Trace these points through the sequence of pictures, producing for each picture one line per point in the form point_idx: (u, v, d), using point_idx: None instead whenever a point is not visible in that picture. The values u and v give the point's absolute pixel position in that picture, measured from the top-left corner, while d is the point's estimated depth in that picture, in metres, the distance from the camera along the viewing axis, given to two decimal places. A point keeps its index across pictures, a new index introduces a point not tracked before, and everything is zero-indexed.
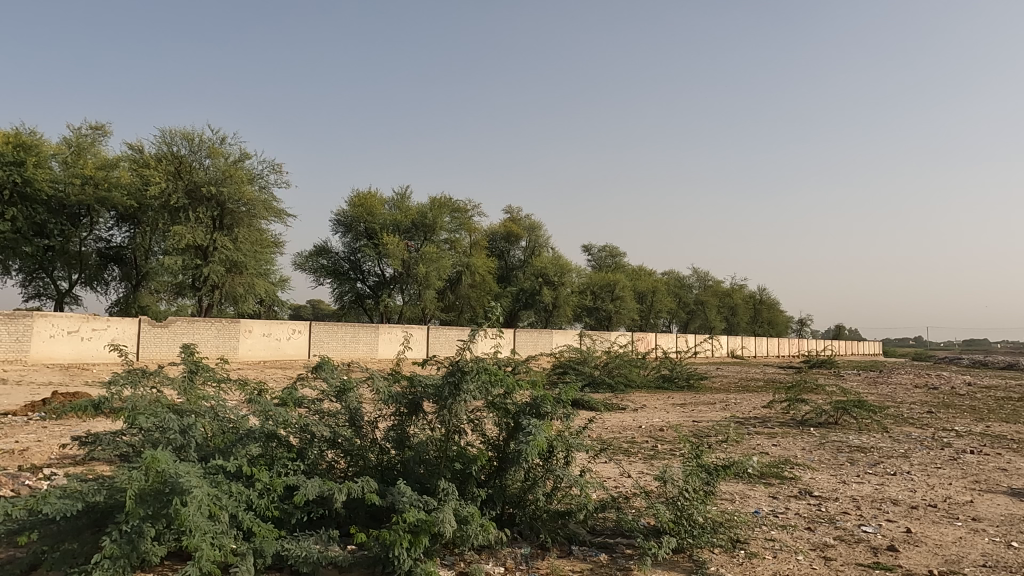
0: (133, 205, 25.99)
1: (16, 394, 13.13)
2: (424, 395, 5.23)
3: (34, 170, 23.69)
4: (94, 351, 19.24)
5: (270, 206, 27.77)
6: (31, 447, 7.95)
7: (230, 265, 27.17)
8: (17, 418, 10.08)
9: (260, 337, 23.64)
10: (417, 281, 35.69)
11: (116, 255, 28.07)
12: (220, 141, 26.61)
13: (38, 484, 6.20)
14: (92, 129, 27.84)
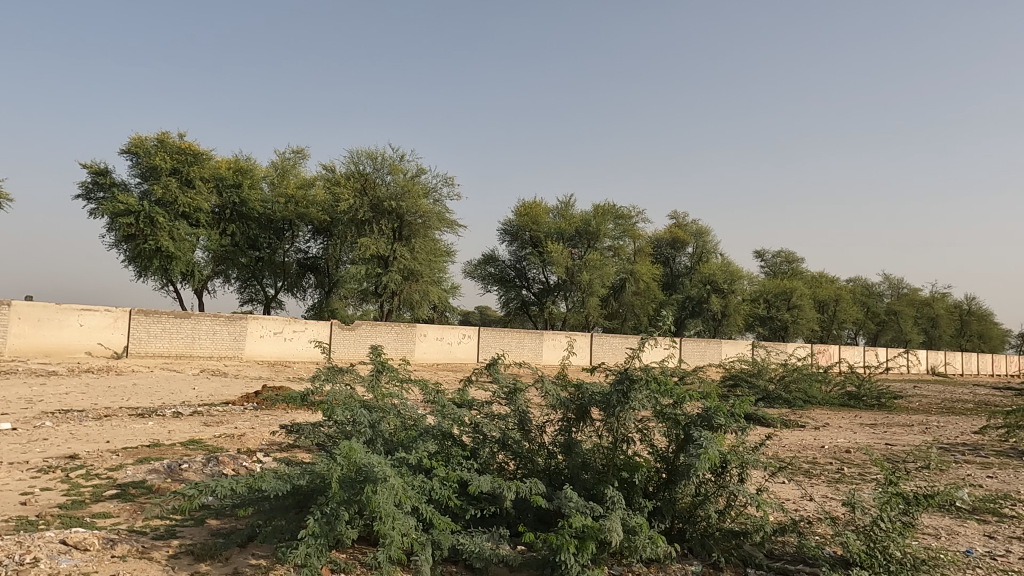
0: (326, 219, 28.79)
1: (235, 387, 15.08)
2: (592, 402, 5.24)
3: (248, 192, 27.63)
4: (295, 350, 21.58)
5: (443, 217, 29.47)
6: (247, 433, 9.11)
7: (408, 273, 29.12)
8: (236, 406, 11.59)
9: (434, 341, 25.11)
10: (580, 288, 35.83)
11: (312, 265, 31.24)
12: (400, 159, 28.73)
13: (253, 466, 7.09)
14: (294, 152, 31.45)
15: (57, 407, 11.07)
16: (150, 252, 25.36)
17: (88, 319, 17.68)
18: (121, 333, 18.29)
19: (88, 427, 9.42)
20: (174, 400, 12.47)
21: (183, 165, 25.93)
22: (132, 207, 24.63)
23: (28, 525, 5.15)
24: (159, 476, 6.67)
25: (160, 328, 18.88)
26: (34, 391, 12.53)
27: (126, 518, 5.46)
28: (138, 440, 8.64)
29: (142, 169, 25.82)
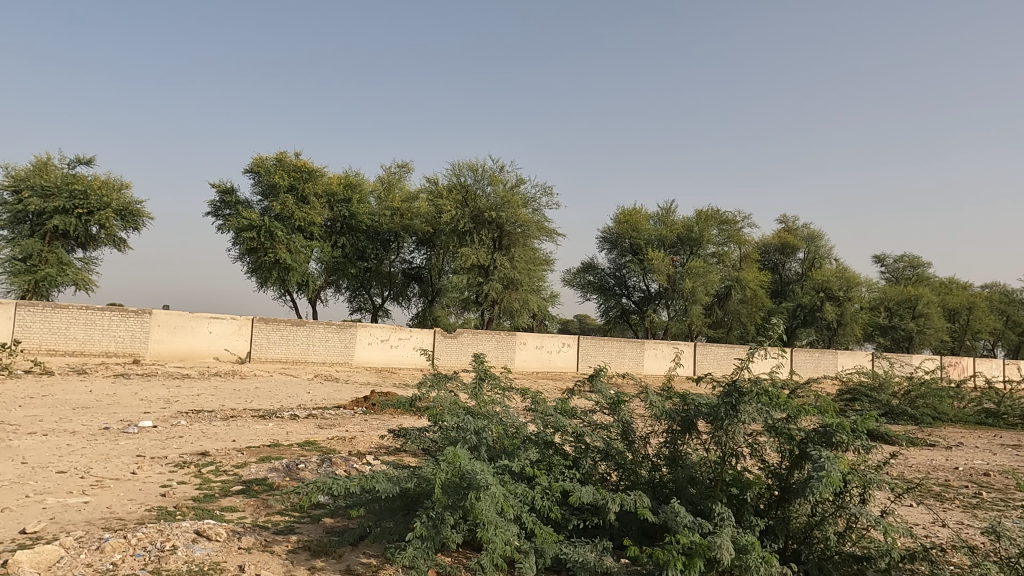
0: (429, 231, 29.63)
1: (345, 392, 15.81)
2: (699, 414, 5.08)
3: (356, 206, 29.06)
4: (401, 357, 22.36)
5: (543, 226, 29.63)
6: (358, 436, 9.52)
7: (508, 282, 29.43)
8: (347, 410, 12.15)
9: (534, 349, 25.23)
10: (683, 296, 34.88)
11: (416, 275, 32.20)
12: (500, 169, 29.18)
13: (363, 467, 7.40)
14: (400, 167, 32.71)
15: (191, 407, 12.07)
16: (269, 264, 27.20)
17: (216, 326, 19.21)
18: (245, 340, 19.68)
19: (217, 426, 10.21)
20: (291, 403, 13.26)
21: (299, 182, 27.66)
22: (254, 222, 26.53)
23: (167, 515, 5.64)
24: (279, 475, 7.11)
25: (279, 335, 20.13)
26: (172, 392, 13.73)
27: (251, 512, 5.85)
28: (260, 439, 9.24)
29: (263, 187, 27.79)
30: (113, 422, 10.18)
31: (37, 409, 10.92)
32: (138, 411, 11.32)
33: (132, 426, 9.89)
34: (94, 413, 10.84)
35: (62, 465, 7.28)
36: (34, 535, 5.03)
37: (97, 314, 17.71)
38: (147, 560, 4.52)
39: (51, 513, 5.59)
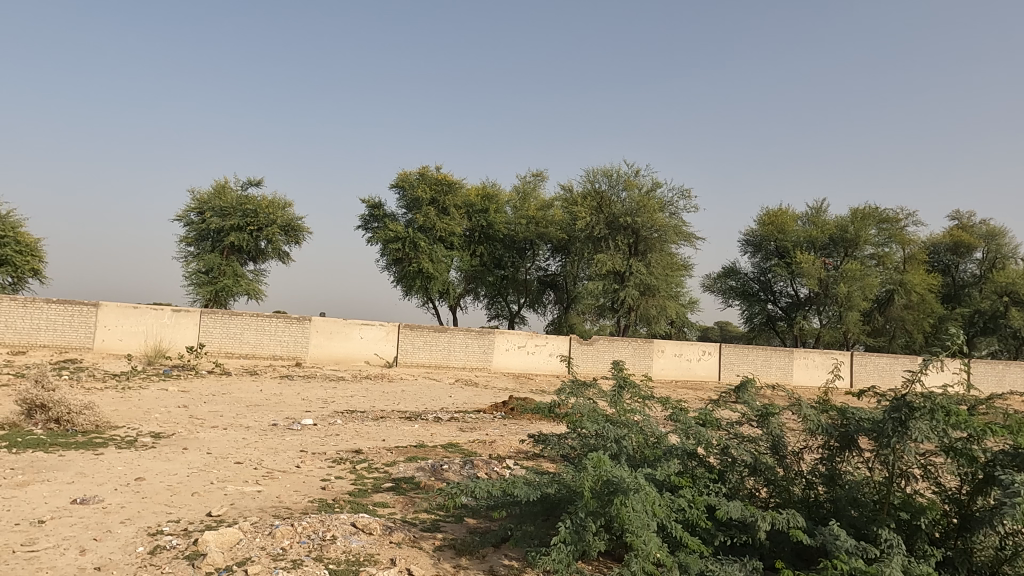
0: (564, 238, 29.73)
1: (485, 396, 16.27)
2: (860, 429, 4.69)
3: (493, 216, 29.91)
4: (537, 363, 22.62)
5: (680, 230, 28.76)
6: (498, 440, 9.75)
7: (645, 288, 28.82)
8: (487, 414, 12.50)
9: (672, 357, 24.53)
10: (836, 301, 32.36)
11: (551, 282, 32.30)
12: (635, 174, 28.73)
13: (503, 471, 7.57)
14: (534, 175, 33.20)
15: (346, 407, 12.98)
16: (413, 273, 28.70)
17: (367, 332, 20.52)
18: (392, 345, 20.83)
19: (368, 426, 10.88)
20: (434, 406, 13.84)
21: (440, 195, 29.01)
22: (400, 234, 28.19)
23: (327, 507, 6.09)
24: (425, 474, 7.45)
25: (422, 340, 21.09)
26: (329, 392, 14.85)
27: (400, 508, 6.17)
28: (407, 440, 9.74)
29: (407, 201, 29.45)
30: (280, 419, 11.19)
31: (218, 405, 12.26)
32: (300, 410, 12.34)
33: (296, 423, 10.81)
34: (265, 410, 12.00)
35: (239, 456, 8.11)
36: (217, 518, 5.65)
37: (265, 320, 19.59)
38: (311, 547, 4.90)
39: (231, 499, 6.25)
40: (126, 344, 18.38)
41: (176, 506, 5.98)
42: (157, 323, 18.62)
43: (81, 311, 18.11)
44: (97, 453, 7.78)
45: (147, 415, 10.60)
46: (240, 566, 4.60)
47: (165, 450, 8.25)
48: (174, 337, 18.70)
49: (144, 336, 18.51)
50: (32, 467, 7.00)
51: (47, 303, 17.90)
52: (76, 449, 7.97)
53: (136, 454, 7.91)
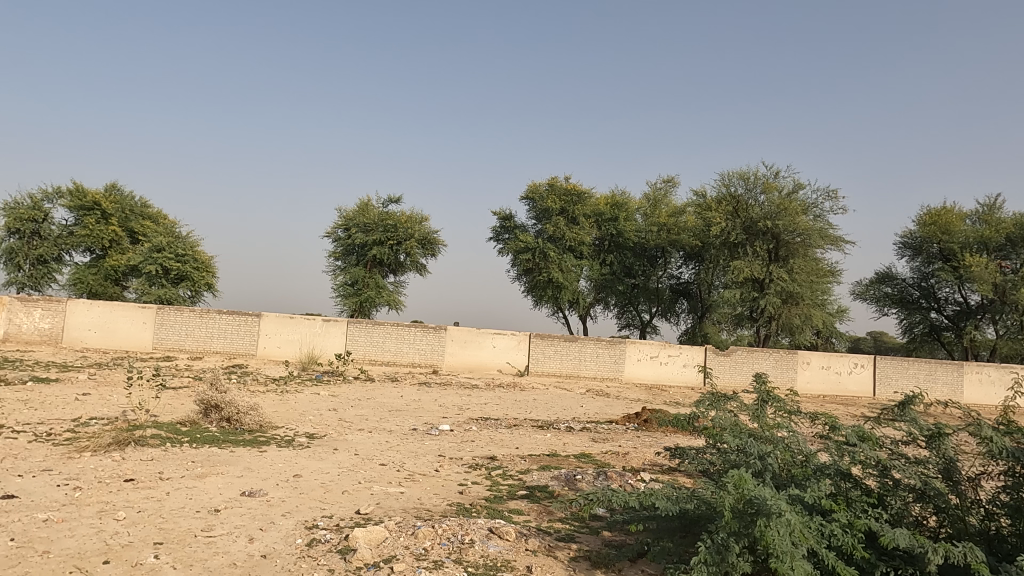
0: (698, 245, 28.70)
1: (616, 407, 16.06)
2: None
3: (623, 223, 29.59)
4: (671, 374, 21.87)
5: (827, 234, 26.80)
6: (631, 452, 9.58)
7: (787, 296, 27.14)
8: (619, 426, 12.33)
9: (819, 370, 22.88)
10: (1016, 309, 28.67)
11: (685, 290, 31.09)
12: (775, 176, 27.22)
13: (638, 484, 7.42)
14: (665, 181, 32.45)
15: (480, 414, 13.33)
16: (544, 282, 29.07)
17: (499, 341, 20.98)
18: (524, 353, 21.12)
19: (502, 433, 11.10)
20: (567, 416, 13.84)
21: (570, 205, 29.33)
22: (529, 244, 28.75)
23: (465, 511, 6.28)
24: (559, 484, 7.46)
25: (553, 350, 21.18)
26: (464, 400, 15.32)
27: (535, 516, 6.22)
28: (540, 449, 9.84)
29: (537, 212, 29.95)
30: (419, 424, 11.71)
31: (363, 409, 13.05)
32: (438, 416, 12.83)
33: (434, 429, 11.25)
34: (405, 415, 12.60)
35: (383, 458, 8.58)
36: (365, 515, 6.00)
37: (405, 329, 20.61)
38: (451, 549, 5.06)
39: (377, 499, 6.61)
40: (284, 351, 20.10)
41: (328, 502, 6.43)
42: (310, 332, 20.23)
43: (247, 321, 20.10)
44: (261, 451, 8.56)
45: (303, 417, 11.51)
46: (386, 563, 4.85)
47: (318, 450, 8.89)
48: (324, 344, 20.19)
49: (299, 344, 20.15)
50: (209, 460, 7.83)
51: (219, 314, 20.04)
52: (244, 445, 8.82)
53: (294, 452, 8.62)
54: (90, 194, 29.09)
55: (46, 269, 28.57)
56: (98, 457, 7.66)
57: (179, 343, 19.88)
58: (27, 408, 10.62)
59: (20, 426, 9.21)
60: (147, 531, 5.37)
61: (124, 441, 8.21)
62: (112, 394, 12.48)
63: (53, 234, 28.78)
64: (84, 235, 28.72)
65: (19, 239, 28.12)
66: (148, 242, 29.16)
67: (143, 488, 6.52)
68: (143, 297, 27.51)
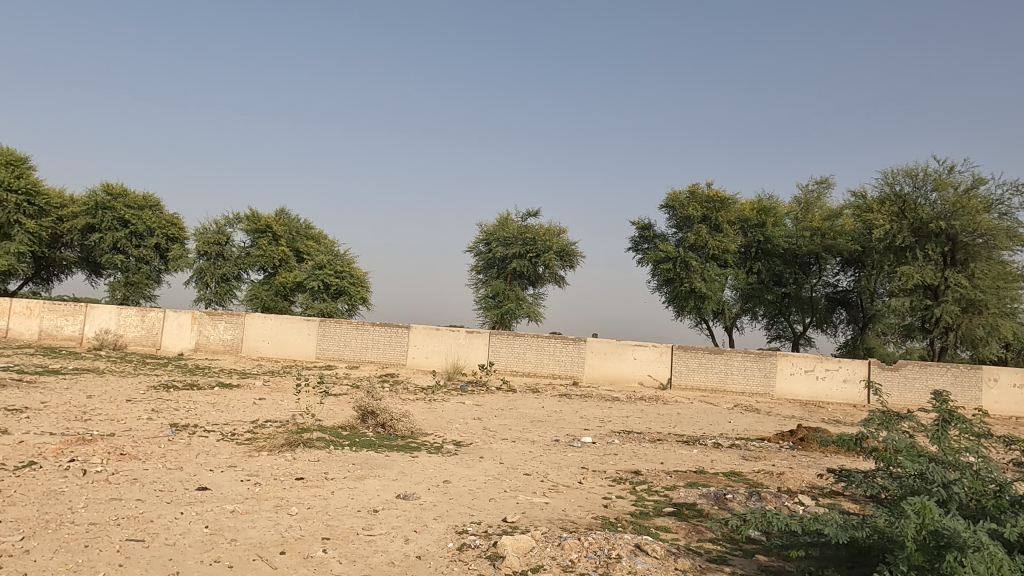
0: (858, 250, 26.50)
1: (769, 423, 15.15)
2: None
3: (772, 229, 27.91)
4: (829, 391, 19.97)
5: (1016, 233, 23.53)
6: (787, 472, 8.99)
7: (967, 303, 24.17)
8: (773, 444, 11.61)
9: (1010, 388, 20.14)
10: None
11: (843, 298, 28.77)
12: (949, 171, 24.49)
13: (795, 507, 6.94)
14: (818, 183, 30.27)
15: (622, 427, 13.13)
16: (686, 292, 28.24)
17: (640, 352, 20.57)
18: (666, 366, 20.50)
19: (646, 448, 10.85)
20: (714, 432, 13.25)
21: (713, 212, 28.24)
22: (670, 254, 28.24)
23: (611, 525, 6.20)
24: (708, 502, 7.16)
25: (697, 362, 20.34)
26: (605, 412, 15.15)
27: (684, 535, 6.02)
28: (687, 465, 9.52)
29: (678, 220, 29.25)
30: (561, 435, 11.77)
31: (507, 419, 13.34)
32: (581, 428, 12.80)
33: (576, 440, 11.25)
34: (548, 426, 12.70)
35: (528, 468, 8.70)
36: (512, 524, 6.12)
37: (545, 341, 20.84)
38: (598, 563, 5.02)
39: (522, 508, 6.72)
40: (431, 361, 21.05)
41: (476, 509, 6.63)
42: (454, 343, 21.05)
43: (397, 332, 21.30)
44: (413, 456, 9.01)
45: (450, 425, 11.98)
46: (533, 572, 4.90)
47: (466, 457, 9.21)
48: (468, 355, 20.92)
49: (445, 354, 21.02)
50: (367, 463, 8.37)
51: (373, 326, 21.43)
52: (398, 451, 9.32)
53: (443, 459, 8.98)
54: (263, 219, 32.34)
55: (227, 286, 32.10)
56: (274, 456, 8.46)
57: (338, 353, 21.49)
58: (215, 410, 11.99)
59: (210, 426, 10.40)
60: (316, 526, 5.83)
61: (295, 442, 9.00)
62: (283, 398, 13.75)
63: (233, 256, 32.27)
64: (258, 255, 31.95)
65: (207, 261, 31.86)
66: (311, 261, 31.85)
67: (311, 486, 7.11)
68: (308, 310, 30.09)
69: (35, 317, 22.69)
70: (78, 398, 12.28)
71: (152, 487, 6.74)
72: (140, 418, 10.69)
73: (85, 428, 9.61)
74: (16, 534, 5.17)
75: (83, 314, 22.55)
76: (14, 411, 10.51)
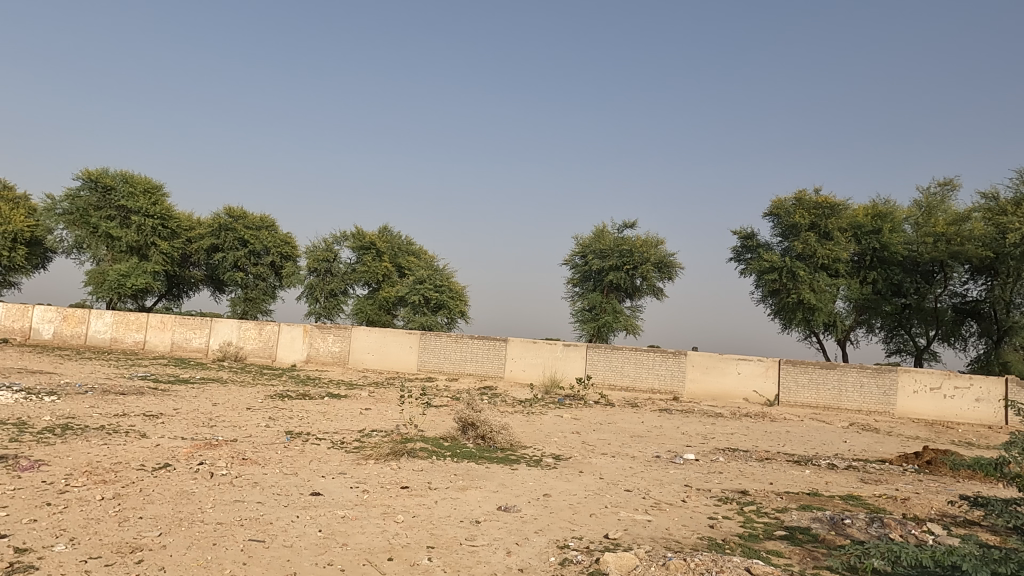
0: (991, 256, 23.71)
1: (890, 444, 14.10)
2: None
3: (889, 235, 26.07)
4: (959, 410, 18.23)
5: None
6: (913, 498, 8.31)
7: None
8: (895, 466, 10.81)
9: None
10: None
11: (973, 309, 26.19)
12: None
13: (924, 536, 6.40)
14: (941, 185, 28.09)
15: (727, 444, 12.64)
16: (793, 304, 26.89)
17: (745, 367, 19.72)
18: (773, 381, 19.51)
19: (753, 467, 10.38)
20: (828, 452, 12.48)
21: (822, 219, 26.83)
22: (775, 264, 27.03)
23: (717, 546, 5.97)
24: (824, 527, 6.74)
25: (808, 378, 19.23)
26: (709, 429, 14.65)
27: (798, 561, 5.69)
28: (799, 486, 9.01)
29: (783, 228, 27.96)
30: (662, 452, 11.47)
31: (606, 433, 13.17)
32: (683, 444, 12.44)
33: (678, 457, 10.93)
34: (649, 442, 12.43)
35: (628, 484, 8.54)
36: (614, 541, 6.01)
37: (644, 354, 20.46)
38: None
39: (624, 525, 6.59)
40: (529, 374, 21.16)
41: (577, 524, 6.57)
42: (552, 356, 21.06)
43: (495, 345, 21.60)
44: (513, 468, 9.08)
45: (549, 438, 11.98)
46: None
47: (565, 471, 9.17)
48: (566, 368, 20.87)
49: (542, 367, 21.08)
50: (468, 474, 8.51)
51: (472, 339, 21.83)
52: (498, 462, 9.42)
53: (543, 472, 8.98)
54: (368, 236, 33.87)
55: (335, 301, 33.73)
56: (380, 465, 8.77)
57: (439, 365, 22.04)
58: (326, 419, 12.60)
59: (321, 434, 10.94)
60: (421, 535, 5.98)
61: (400, 452, 9.29)
62: (388, 409, 14.25)
63: (340, 272, 33.91)
64: (363, 271, 33.42)
65: (317, 277, 33.71)
66: (412, 276, 32.91)
67: (416, 495, 7.30)
68: (409, 324, 31.10)
69: (167, 331, 24.78)
70: (205, 406, 13.28)
71: (271, 490, 7.17)
72: (260, 425, 11.41)
73: (212, 433, 10.38)
74: (154, 530, 5.64)
75: (208, 328, 24.40)
76: (152, 416, 11.52)
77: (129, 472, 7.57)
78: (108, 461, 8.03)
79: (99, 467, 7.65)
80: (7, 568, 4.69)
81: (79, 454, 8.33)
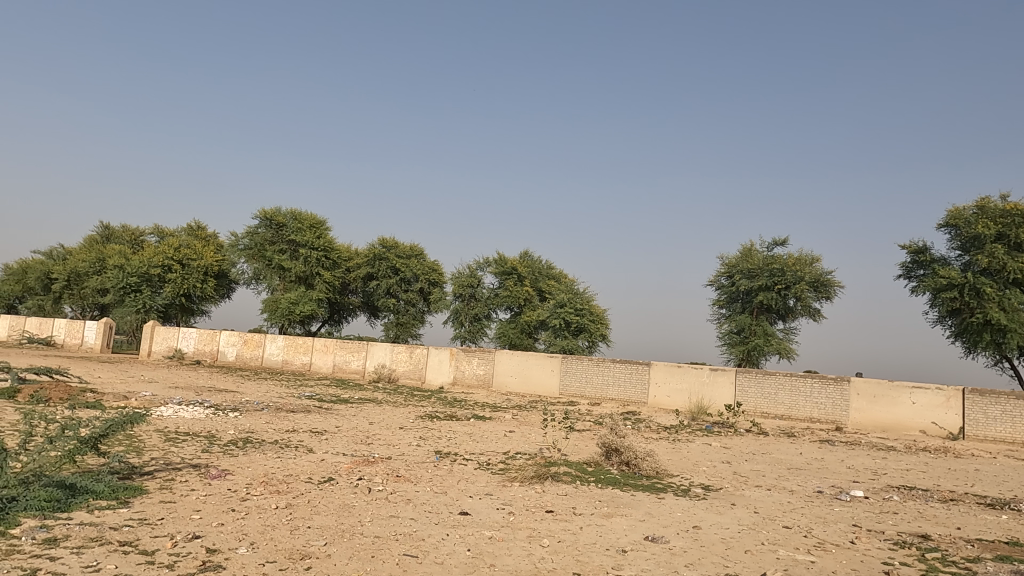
0: None
1: None
2: None
3: None
4: None
5: None
6: None
7: None
8: None
9: None
10: None
11: None
12: None
13: None
14: None
15: (902, 482, 11.39)
16: (978, 325, 23.91)
17: (920, 396, 17.71)
18: (956, 413, 17.24)
19: (936, 508, 9.26)
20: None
21: (1011, 228, 23.70)
22: (954, 280, 24.28)
23: None
24: None
25: (1000, 410, 16.71)
26: (878, 463, 13.31)
27: None
28: (995, 533, 7.88)
29: (963, 240, 25.10)
30: (826, 487, 10.55)
31: (760, 464, 12.40)
32: (850, 479, 11.38)
33: (845, 493, 10.01)
34: (809, 475, 11.52)
35: (788, 520, 7.94)
36: None
37: (800, 381, 19.12)
38: None
39: (783, 565, 6.13)
40: (674, 400, 20.50)
41: (731, 560, 6.21)
42: (698, 381, 20.26)
43: (638, 370, 21.20)
44: (660, 497, 8.79)
45: (697, 467, 11.50)
46: None
47: (716, 503, 8.72)
48: (713, 394, 19.95)
49: (688, 392, 20.32)
50: (613, 501, 8.35)
51: (614, 363, 21.60)
52: (643, 490, 9.17)
53: (692, 503, 8.61)
54: (510, 261, 34.85)
55: (479, 325, 34.84)
56: (525, 487, 8.87)
57: (581, 389, 21.99)
58: (473, 440, 12.99)
59: (469, 455, 11.28)
60: (567, 561, 5.94)
61: (544, 476, 9.34)
62: (532, 431, 14.42)
63: (484, 296, 35.04)
64: (506, 295, 34.27)
65: (462, 302, 35.10)
66: (553, 299, 33.19)
67: (561, 520, 7.28)
68: (550, 347, 31.36)
69: (330, 354, 26.86)
70: (364, 424, 14.22)
71: (423, 508, 7.47)
72: (412, 444, 12.01)
73: (369, 450, 11.05)
74: (321, 540, 6.08)
75: (365, 351, 26.16)
76: (318, 433, 12.51)
77: (298, 484, 8.24)
78: (280, 473, 8.81)
79: (273, 478, 8.41)
80: (201, 566, 5.27)
81: (257, 465, 9.21)
